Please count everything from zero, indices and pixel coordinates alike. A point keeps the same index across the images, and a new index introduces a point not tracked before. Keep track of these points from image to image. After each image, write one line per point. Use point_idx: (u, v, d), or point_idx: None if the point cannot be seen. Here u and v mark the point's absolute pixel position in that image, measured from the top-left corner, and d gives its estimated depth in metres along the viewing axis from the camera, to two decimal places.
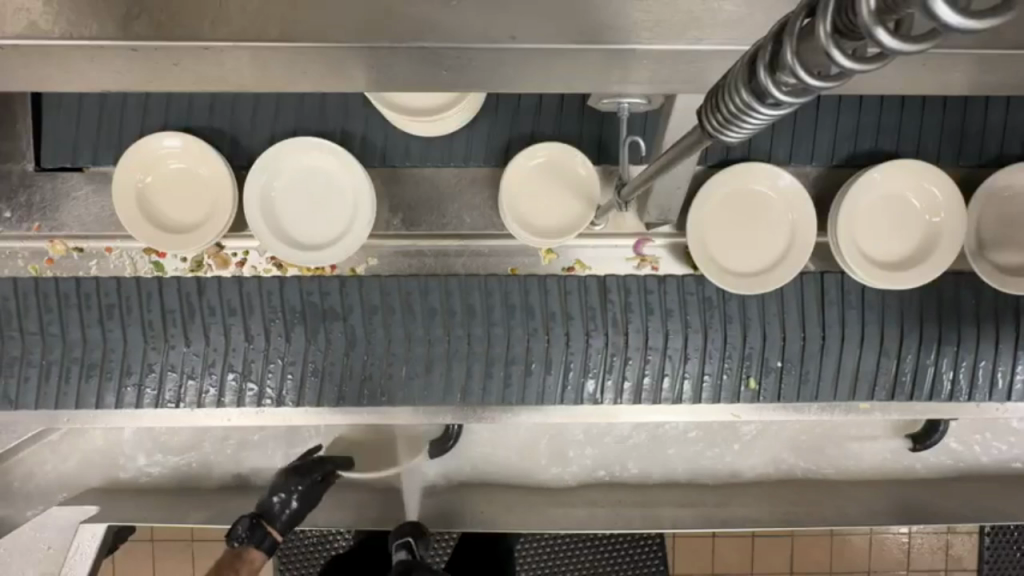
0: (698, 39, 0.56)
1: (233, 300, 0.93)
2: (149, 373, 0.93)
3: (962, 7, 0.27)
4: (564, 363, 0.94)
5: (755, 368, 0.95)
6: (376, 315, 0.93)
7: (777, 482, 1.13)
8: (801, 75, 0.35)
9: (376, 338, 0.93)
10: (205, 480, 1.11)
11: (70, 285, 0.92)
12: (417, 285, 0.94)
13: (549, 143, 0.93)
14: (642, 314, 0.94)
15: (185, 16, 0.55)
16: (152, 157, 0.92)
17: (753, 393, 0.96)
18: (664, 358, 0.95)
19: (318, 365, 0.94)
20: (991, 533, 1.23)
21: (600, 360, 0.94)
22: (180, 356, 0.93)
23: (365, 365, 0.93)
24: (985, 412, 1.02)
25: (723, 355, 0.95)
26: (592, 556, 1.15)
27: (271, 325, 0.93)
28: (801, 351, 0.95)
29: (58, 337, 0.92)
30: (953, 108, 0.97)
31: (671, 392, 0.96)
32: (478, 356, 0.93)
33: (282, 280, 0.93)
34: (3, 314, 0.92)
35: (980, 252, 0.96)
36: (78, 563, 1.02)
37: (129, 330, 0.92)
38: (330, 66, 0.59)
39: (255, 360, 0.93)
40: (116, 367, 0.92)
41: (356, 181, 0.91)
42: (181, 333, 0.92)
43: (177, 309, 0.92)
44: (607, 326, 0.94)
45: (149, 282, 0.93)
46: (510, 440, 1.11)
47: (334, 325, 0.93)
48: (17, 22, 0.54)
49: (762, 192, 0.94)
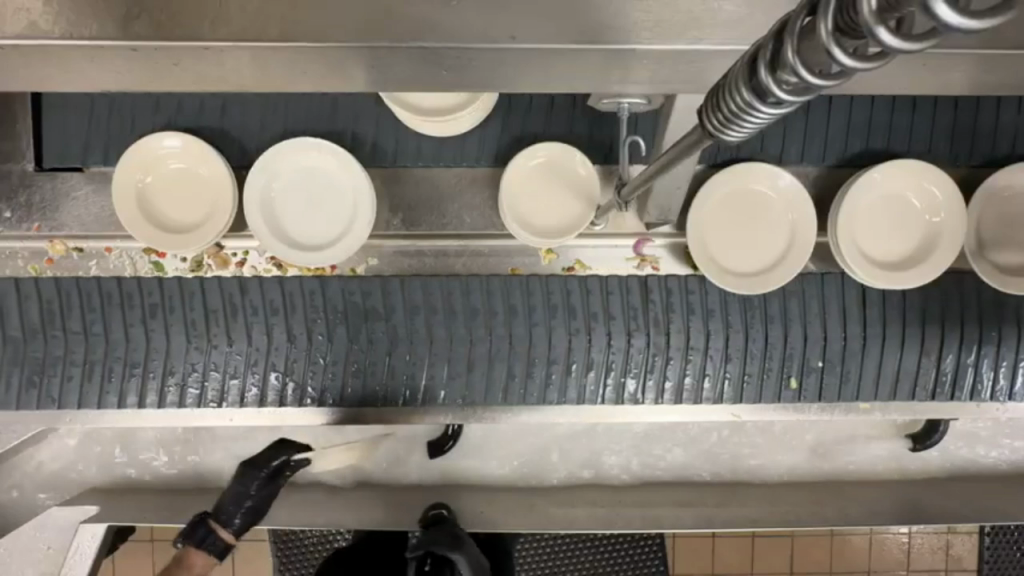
0: (697, 39, 0.56)
1: (275, 300, 0.94)
2: (193, 373, 0.94)
3: (962, 7, 0.27)
4: (606, 364, 0.95)
5: (796, 368, 0.97)
6: (418, 314, 0.94)
7: (777, 482, 1.13)
8: (802, 75, 0.35)
9: (419, 338, 0.94)
10: (204, 481, 1.11)
11: (112, 285, 0.92)
12: (459, 285, 0.94)
13: (549, 143, 0.93)
14: (684, 315, 0.95)
15: (185, 16, 0.55)
16: (152, 157, 0.92)
17: (794, 393, 0.97)
18: (705, 359, 0.96)
19: (361, 364, 0.94)
20: (991, 533, 1.23)
21: (642, 360, 0.95)
22: (222, 355, 0.94)
23: (407, 366, 0.94)
24: (986, 413, 1.02)
25: (765, 355, 0.96)
26: (592, 555, 1.14)
27: (314, 325, 0.94)
28: (841, 351, 0.96)
29: (101, 336, 0.92)
30: (962, 108, 0.97)
31: (712, 391, 0.97)
32: (520, 355, 0.95)
33: (322, 279, 0.94)
34: (45, 313, 0.92)
35: (980, 252, 0.96)
36: (79, 563, 1.02)
37: (172, 331, 0.93)
38: (330, 67, 0.59)
39: (300, 360, 0.94)
40: (159, 367, 0.93)
41: (355, 182, 0.91)
42: (225, 333, 0.93)
43: (220, 310, 0.93)
44: (648, 325, 0.95)
45: (192, 281, 0.93)
46: (512, 440, 1.11)
47: (377, 325, 0.94)
48: (17, 22, 0.54)
49: (762, 192, 0.94)
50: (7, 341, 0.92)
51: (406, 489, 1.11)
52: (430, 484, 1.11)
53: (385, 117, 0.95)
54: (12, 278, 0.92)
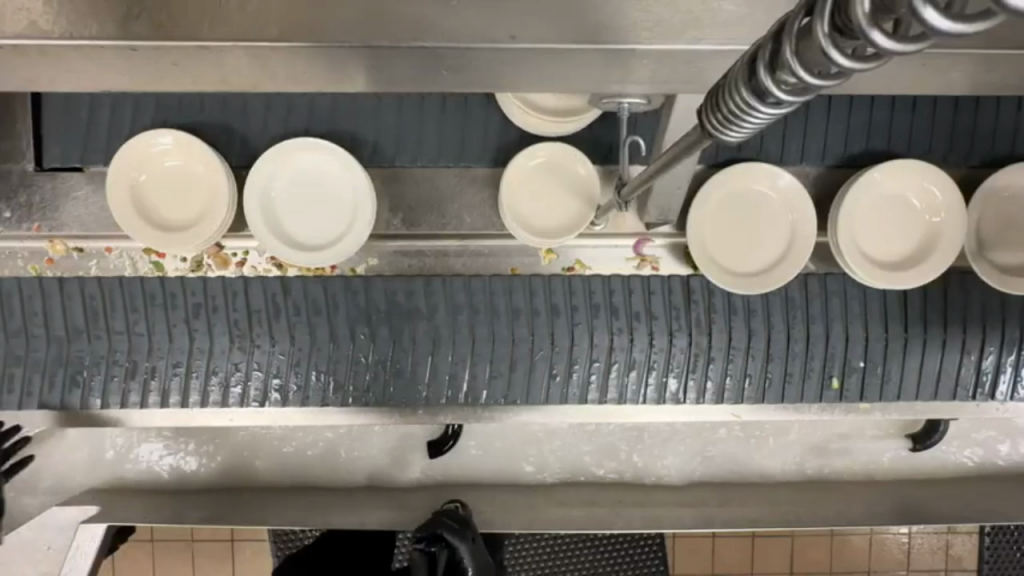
0: (697, 39, 0.57)
1: (318, 299, 0.94)
2: (235, 372, 0.94)
3: (951, 11, 0.27)
4: (647, 363, 0.95)
5: (838, 368, 0.96)
6: (460, 314, 0.94)
7: (777, 482, 1.13)
8: (801, 74, 0.35)
9: (461, 338, 0.94)
10: (204, 481, 1.11)
11: (156, 284, 0.93)
12: (501, 285, 0.94)
13: (549, 143, 0.93)
14: (726, 315, 0.95)
15: (185, 16, 0.56)
16: (142, 158, 0.92)
17: (836, 393, 0.97)
18: (747, 360, 0.96)
19: (402, 365, 0.94)
20: (991, 533, 1.22)
21: (684, 360, 0.95)
22: (264, 355, 0.94)
23: (449, 365, 0.94)
24: (985, 412, 1.02)
25: (806, 356, 0.96)
26: (592, 555, 1.14)
27: (356, 326, 0.94)
28: (883, 351, 0.96)
29: (144, 337, 0.93)
30: (990, 109, 0.97)
31: (755, 391, 0.97)
32: (561, 355, 0.94)
33: (366, 279, 0.94)
34: (89, 313, 0.92)
35: (980, 252, 0.96)
36: (79, 563, 1.03)
37: (215, 332, 0.93)
38: (330, 68, 0.59)
39: (343, 359, 0.94)
40: (201, 367, 0.94)
41: (356, 181, 0.91)
42: (267, 333, 0.93)
43: (262, 310, 0.93)
44: (691, 326, 0.95)
45: (235, 281, 0.93)
46: (514, 440, 1.11)
47: (418, 323, 0.93)
48: (17, 22, 0.55)
49: (762, 192, 0.94)
50: (51, 341, 0.92)
51: (408, 489, 1.11)
52: (430, 484, 1.11)
53: (386, 116, 0.95)
54: (55, 277, 0.92)
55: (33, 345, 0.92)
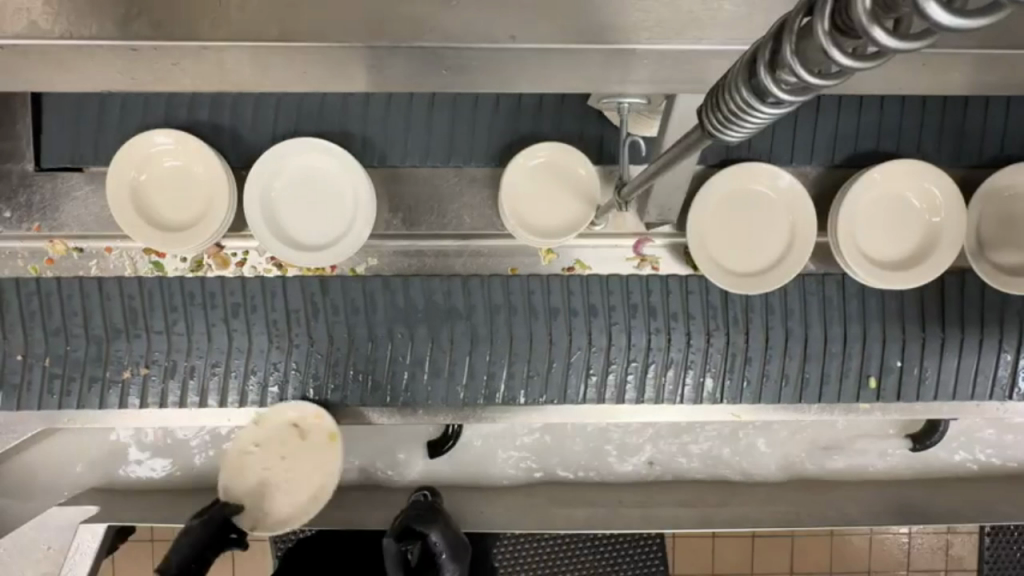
0: (698, 39, 0.57)
1: (356, 298, 0.94)
2: (274, 371, 0.95)
3: (955, 5, 0.27)
4: (685, 363, 0.96)
5: (875, 367, 0.97)
6: (498, 314, 0.94)
7: (776, 482, 1.13)
8: (801, 74, 0.35)
9: (500, 338, 0.94)
10: (202, 482, 1.11)
11: (196, 284, 0.93)
12: (540, 284, 0.94)
13: (548, 143, 0.93)
14: (763, 314, 0.96)
15: (185, 16, 0.56)
16: (141, 158, 0.91)
17: (873, 393, 0.98)
18: (785, 361, 0.96)
19: (440, 365, 0.95)
20: (992, 533, 1.22)
21: (721, 360, 0.96)
22: (303, 355, 0.95)
23: (488, 365, 0.95)
24: (985, 413, 1.03)
25: (843, 356, 0.97)
26: (591, 555, 1.14)
27: (395, 326, 0.94)
28: (920, 351, 0.97)
29: (184, 336, 0.94)
30: (991, 108, 0.97)
31: (792, 392, 0.97)
32: (599, 354, 0.95)
33: (406, 278, 0.94)
34: (128, 313, 0.93)
35: (981, 252, 0.96)
36: (78, 563, 1.03)
37: (255, 331, 0.94)
38: (330, 68, 0.59)
39: (382, 360, 0.95)
40: (240, 367, 0.95)
41: (356, 181, 0.91)
42: (305, 332, 0.94)
43: (301, 309, 0.94)
44: (728, 326, 0.95)
45: (273, 281, 0.94)
46: (517, 441, 1.11)
47: (457, 324, 0.94)
48: (18, 22, 0.55)
49: (761, 192, 0.94)
50: (90, 340, 0.93)
51: (408, 491, 1.11)
52: (430, 484, 1.11)
53: (386, 117, 0.95)
54: (93, 278, 0.93)
55: (73, 344, 0.93)
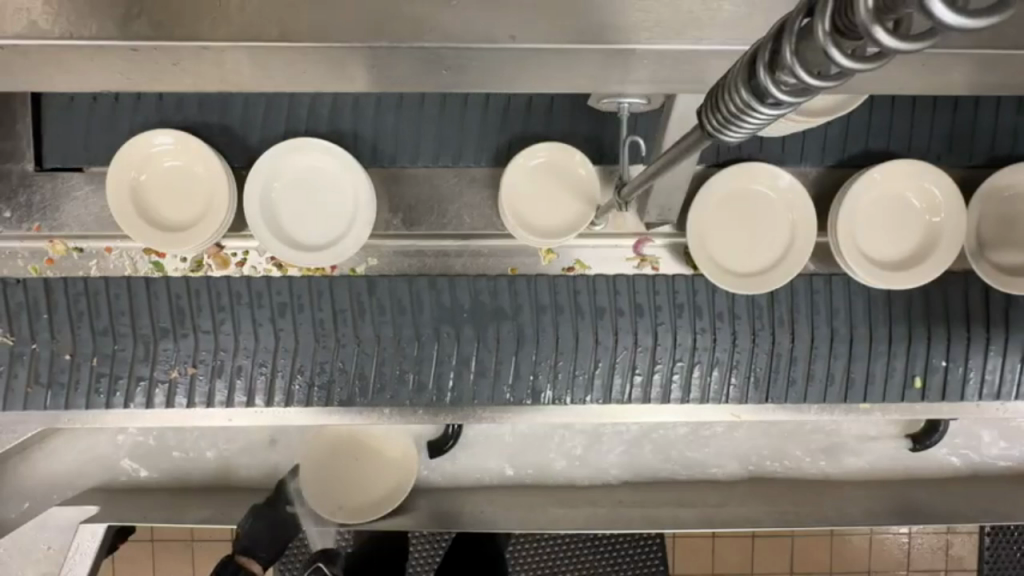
0: (698, 40, 0.56)
1: (402, 298, 0.94)
2: (320, 371, 0.94)
3: (962, 6, 0.27)
4: (730, 363, 0.96)
5: (920, 367, 0.97)
6: (545, 314, 0.94)
7: (775, 482, 1.13)
8: (801, 75, 0.35)
9: (545, 337, 0.94)
10: (201, 481, 1.11)
11: (242, 284, 0.93)
12: (585, 283, 0.95)
13: (548, 143, 0.93)
14: (808, 316, 0.96)
15: (186, 15, 0.55)
16: (142, 158, 0.91)
17: (918, 393, 0.98)
18: (830, 360, 0.96)
19: (485, 365, 0.94)
20: (992, 533, 1.22)
21: (766, 361, 0.96)
22: (350, 355, 0.94)
23: (532, 365, 0.95)
24: (985, 412, 1.02)
25: (888, 356, 0.97)
26: (591, 555, 1.14)
27: (441, 326, 0.94)
28: (965, 350, 0.97)
29: (231, 337, 0.93)
30: (990, 108, 0.97)
31: (837, 392, 0.97)
32: (644, 354, 0.95)
33: (451, 278, 0.95)
34: (176, 311, 0.93)
35: (981, 252, 0.96)
36: (79, 562, 1.02)
37: (301, 329, 0.93)
38: (330, 68, 0.59)
39: (427, 360, 0.94)
40: (287, 366, 0.94)
41: (356, 181, 0.91)
42: (352, 331, 0.94)
43: (347, 310, 0.94)
44: (773, 326, 0.95)
45: (319, 281, 0.94)
46: (518, 441, 1.11)
47: (504, 324, 0.94)
48: (17, 22, 0.55)
49: (762, 192, 0.94)
50: (138, 339, 0.93)
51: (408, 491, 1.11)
52: (430, 484, 1.12)
53: (388, 116, 0.95)
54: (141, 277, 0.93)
55: (121, 344, 0.92)
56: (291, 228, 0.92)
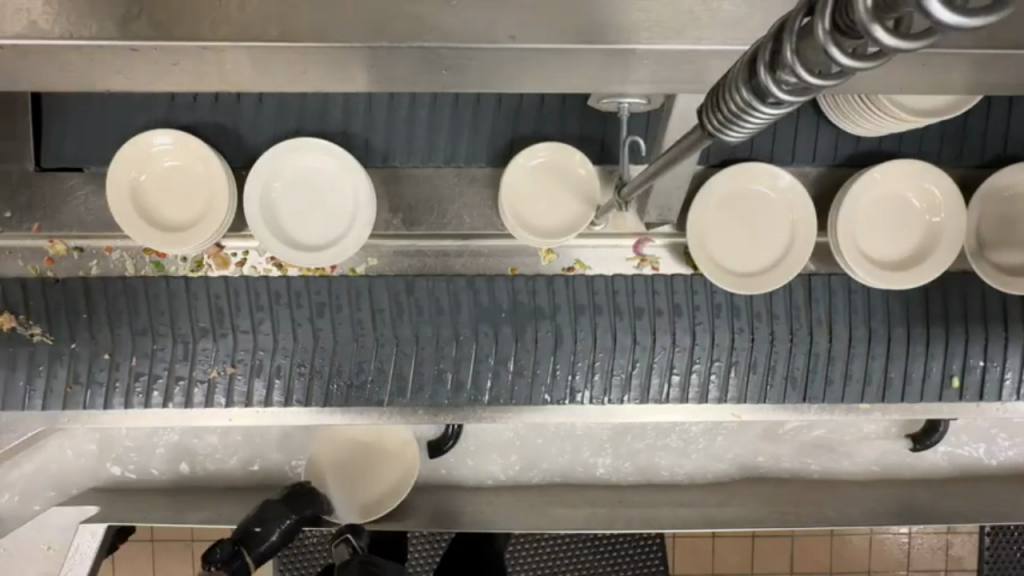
0: (698, 39, 0.56)
1: (441, 298, 0.94)
2: (361, 370, 0.94)
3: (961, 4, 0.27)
4: (768, 365, 0.96)
5: (958, 367, 0.98)
6: (584, 314, 0.94)
7: (775, 482, 1.13)
8: (801, 74, 0.35)
9: (584, 337, 0.95)
10: (201, 481, 1.11)
11: (282, 284, 0.93)
12: (624, 284, 0.95)
13: (550, 143, 0.93)
14: (846, 314, 0.96)
15: (185, 15, 0.55)
16: (142, 158, 0.91)
17: (956, 393, 0.98)
18: (868, 361, 0.97)
19: (523, 365, 0.95)
20: (992, 533, 1.22)
21: (805, 361, 0.96)
22: (389, 355, 0.94)
23: (571, 366, 0.95)
24: (986, 412, 1.02)
25: (926, 357, 0.97)
26: (590, 555, 1.14)
27: (481, 328, 0.94)
28: (1003, 348, 0.97)
29: (271, 337, 0.93)
30: (993, 109, 0.97)
31: (875, 393, 0.98)
32: (683, 354, 0.95)
33: (491, 278, 0.95)
34: (215, 312, 0.93)
35: (980, 252, 0.96)
36: (78, 563, 1.02)
37: (340, 330, 0.94)
38: (330, 68, 0.59)
39: (465, 358, 0.94)
40: (326, 365, 0.94)
41: (356, 180, 0.91)
42: (392, 330, 0.94)
43: (385, 309, 0.94)
44: (811, 326, 0.96)
45: (358, 282, 0.94)
46: (519, 442, 1.11)
47: (542, 324, 0.94)
48: (17, 22, 0.55)
49: (762, 192, 0.94)
50: (178, 340, 0.93)
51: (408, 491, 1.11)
52: (430, 484, 1.12)
53: (389, 117, 0.95)
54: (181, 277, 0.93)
55: (160, 344, 0.93)
56: (291, 228, 0.92)
